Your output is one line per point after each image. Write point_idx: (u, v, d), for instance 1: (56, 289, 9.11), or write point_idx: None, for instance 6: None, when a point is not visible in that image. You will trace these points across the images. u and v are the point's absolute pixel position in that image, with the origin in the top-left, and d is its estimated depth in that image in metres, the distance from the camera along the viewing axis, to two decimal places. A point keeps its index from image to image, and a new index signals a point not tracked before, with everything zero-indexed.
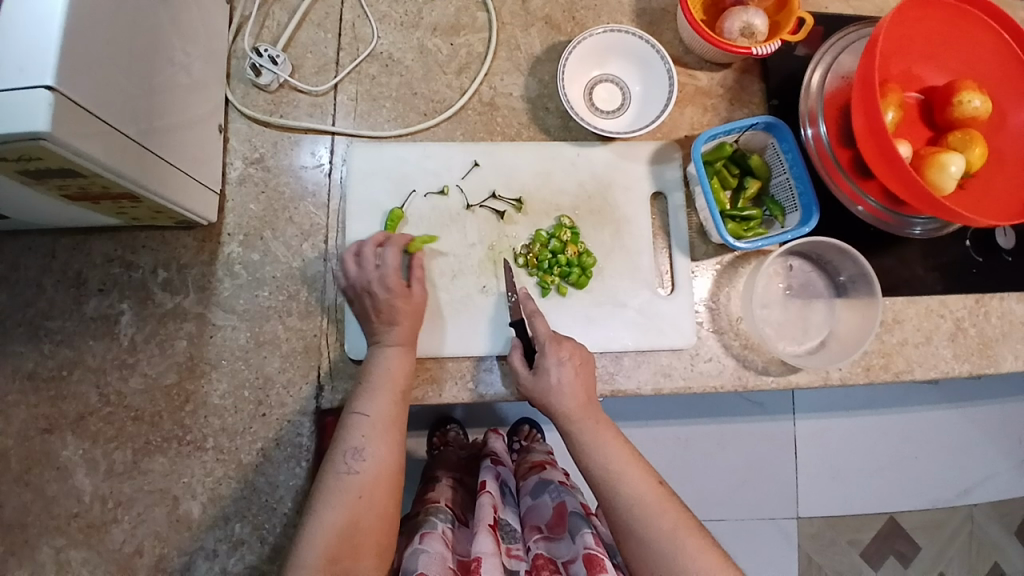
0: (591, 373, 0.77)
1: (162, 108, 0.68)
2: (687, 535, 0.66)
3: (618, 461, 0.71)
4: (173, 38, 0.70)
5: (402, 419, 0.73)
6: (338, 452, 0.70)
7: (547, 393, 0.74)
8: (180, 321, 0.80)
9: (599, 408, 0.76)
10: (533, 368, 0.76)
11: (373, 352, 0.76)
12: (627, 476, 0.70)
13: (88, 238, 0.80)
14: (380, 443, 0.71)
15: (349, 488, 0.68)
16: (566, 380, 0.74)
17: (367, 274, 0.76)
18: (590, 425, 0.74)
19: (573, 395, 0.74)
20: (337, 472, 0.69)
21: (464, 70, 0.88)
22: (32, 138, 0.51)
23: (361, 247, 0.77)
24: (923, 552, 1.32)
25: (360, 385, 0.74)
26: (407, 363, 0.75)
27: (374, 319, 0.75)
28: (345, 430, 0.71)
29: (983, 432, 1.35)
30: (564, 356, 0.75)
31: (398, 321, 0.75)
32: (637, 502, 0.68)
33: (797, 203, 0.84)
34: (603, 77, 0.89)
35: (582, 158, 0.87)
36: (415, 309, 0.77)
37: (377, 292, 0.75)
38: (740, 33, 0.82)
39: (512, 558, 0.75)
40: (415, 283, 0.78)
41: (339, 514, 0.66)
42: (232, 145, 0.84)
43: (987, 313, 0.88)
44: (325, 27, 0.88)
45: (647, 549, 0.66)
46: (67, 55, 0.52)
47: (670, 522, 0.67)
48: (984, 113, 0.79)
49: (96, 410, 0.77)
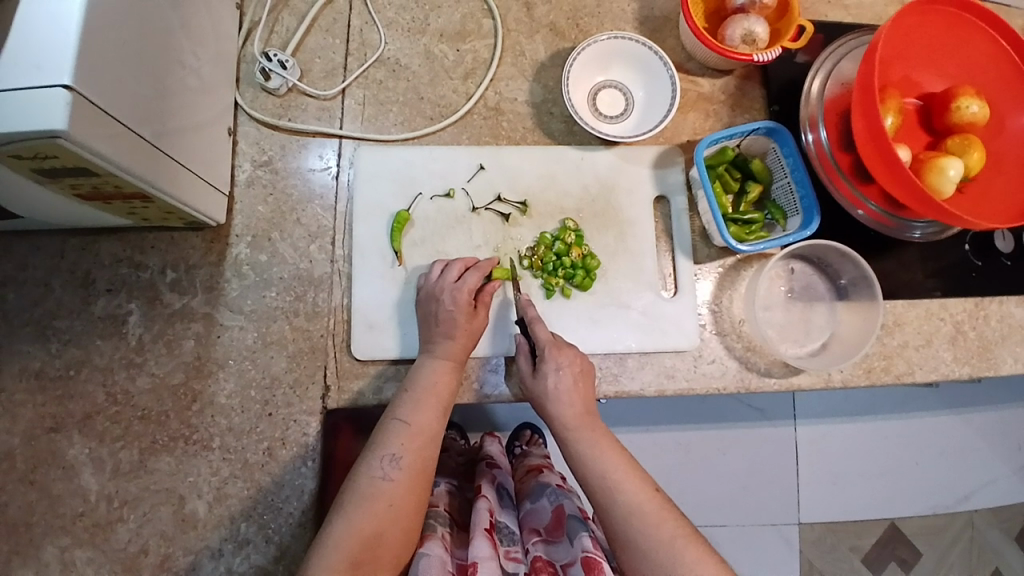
0: (592, 382, 0.78)
1: (174, 110, 0.69)
2: (685, 545, 0.66)
3: (616, 471, 0.71)
4: (184, 43, 0.71)
5: (440, 436, 0.73)
6: (373, 457, 0.70)
7: (545, 398, 0.76)
8: (187, 321, 0.80)
9: (599, 420, 0.76)
10: (533, 369, 0.78)
11: (422, 360, 0.77)
12: (626, 485, 0.70)
13: (97, 239, 0.81)
14: (416, 455, 0.70)
15: (380, 496, 0.67)
16: (563, 386, 0.76)
17: (443, 283, 0.78)
18: (586, 434, 0.74)
19: (573, 403, 0.76)
20: (371, 476, 0.69)
21: (470, 75, 0.90)
22: (49, 136, 0.52)
23: (450, 262, 0.80)
24: (924, 559, 1.32)
25: (404, 394, 0.74)
26: (452, 381, 0.76)
27: (433, 326, 0.77)
28: (384, 435, 0.71)
29: (982, 438, 1.36)
30: (564, 362, 0.76)
31: (455, 335, 0.77)
32: (635, 512, 0.68)
33: (798, 206, 0.85)
34: (606, 82, 0.90)
35: (585, 161, 0.88)
36: (473, 330, 0.78)
37: (444, 303, 0.77)
38: (741, 40, 0.84)
39: (511, 561, 0.75)
40: (481, 307, 0.79)
41: (368, 521, 0.65)
42: (240, 147, 0.85)
43: (986, 316, 0.89)
44: (333, 33, 0.89)
45: (646, 558, 0.66)
46: (84, 56, 0.53)
47: (669, 531, 0.66)
48: (982, 119, 0.80)
49: (103, 409, 0.78)
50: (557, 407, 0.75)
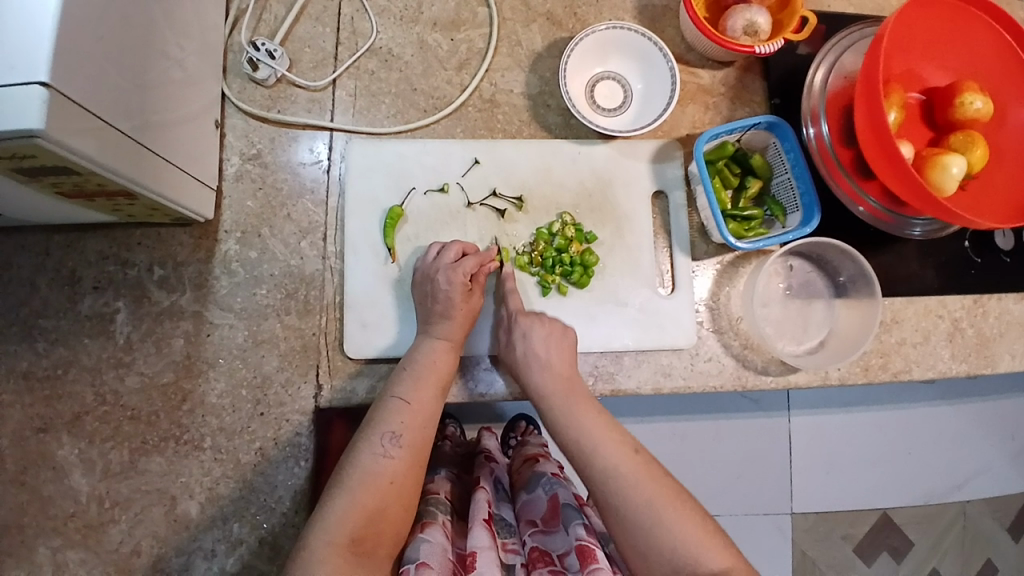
0: (569, 344, 0.78)
1: (159, 103, 0.67)
2: (664, 505, 0.63)
3: (594, 434, 0.70)
4: (169, 33, 0.69)
5: (439, 415, 0.73)
6: (373, 433, 0.69)
7: (518, 364, 0.76)
8: (177, 320, 0.79)
9: (579, 383, 0.76)
10: (506, 338, 0.78)
11: (419, 342, 0.76)
12: (603, 448, 0.69)
13: (82, 235, 0.79)
14: (416, 431, 0.70)
15: (381, 474, 0.66)
16: (532, 350, 0.75)
17: (439, 262, 0.77)
18: (559, 397, 0.74)
19: (547, 367, 0.75)
20: (373, 453, 0.67)
21: (464, 66, 0.87)
22: (26, 136, 0.50)
23: (447, 245, 0.79)
24: (915, 548, 1.34)
25: (403, 372, 0.74)
26: (452, 360, 0.75)
27: (431, 306, 0.76)
28: (383, 413, 0.70)
29: (975, 428, 1.36)
30: (530, 327, 0.76)
31: (453, 317, 0.76)
32: (612, 475, 0.66)
33: (798, 203, 0.83)
34: (604, 74, 0.88)
35: (583, 155, 0.87)
36: (471, 310, 0.77)
37: (439, 285, 0.76)
38: (743, 31, 0.81)
39: (508, 553, 0.74)
40: (477, 288, 0.78)
41: (372, 496, 0.64)
42: (228, 141, 0.83)
43: (984, 314, 0.88)
44: (323, 21, 0.86)
45: (624, 521, 0.64)
46: (61, 52, 0.51)
47: (646, 493, 0.64)
48: (985, 115, 0.79)
49: (91, 409, 0.77)
50: (533, 371, 0.75)
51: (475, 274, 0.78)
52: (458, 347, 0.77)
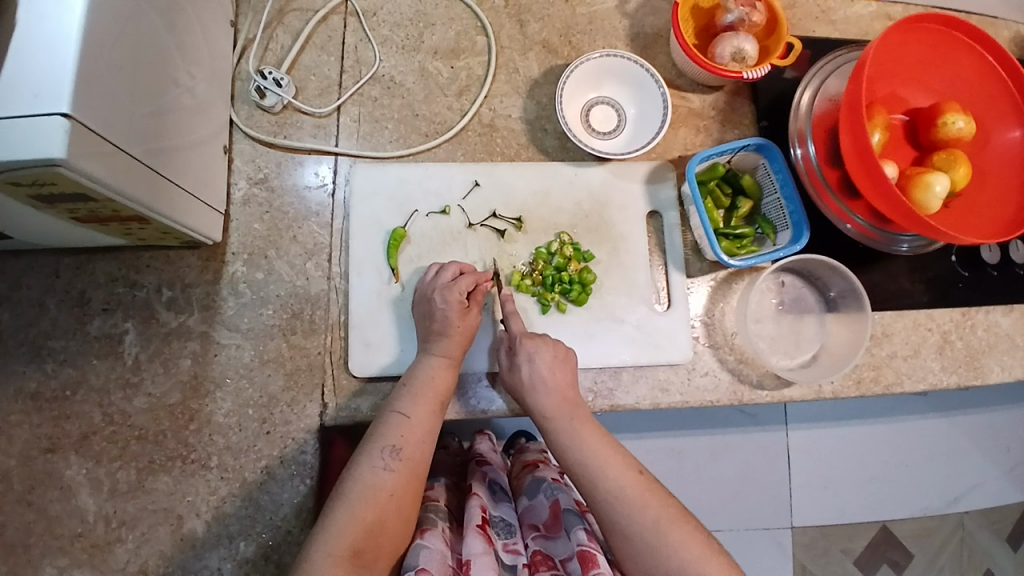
0: (570, 369, 0.79)
1: (170, 128, 0.70)
2: (670, 526, 0.66)
3: (597, 456, 0.71)
4: (179, 63, 0.71)
5: (437, 431, 0.74)
6: (373, 447, 0.70)
7: (524, 390, 0.77)
8: (184, 340, 0.80)
9: (580, 407, 0.76)
10: (509, 363, 0.79)
11: (419, 360, 0.77)
12: (607, 470, 0.70)
13: (92, 258, 0.81)
14: (415, 447, 0.71)
15: (381, 487, 0.67)
16: (538, 374, 0.76)
17: (436, 282, 0.80)
18: (565, 422, 0.75)
19: (551, 392, 0.76)
20: (373, 466, 0.69)
21: (464, 92, 0.91)
22: (48, 164, 0.53)
23: (444, 266, 0.81)
24: (914, 561, 1.35)
25: (403, 387, 0.75)
26: (450, 376, 0.77)
27: (430, 325, 0.78)
28: (384, 427, 0.72)
29: (971, 440, 1.38)
30: (535, 352, 0.77)
31: (449, 335, 0.77)
32: (618, 496, 0.68)
33: (788, 221, 0.86)
34: (599, 99, 0.91)
35: (579, 177, 0.89)
36: (468, 328, 0.78)
37: (436, 303, 0.78)
38: (731, 58, 0.85)
39: (508, 554, 0.74)
40: (474, 305, 0.80)
41: (371, 510, 0.66)
42: (236, 165, 0.86)
43: (973, 327, 0.91)
44: (328, 50, 0.89)
45: (630, 543, 0.66)
46: (82, 84, 0.53)
47: (652, 514, 0.66)
48: (967, 134, 0.82)
49: (99, 429, 0.78)
50: (538, 395, 0.76)
51: (472, 291, 0.80)
52: (457, 364, 0.78)
